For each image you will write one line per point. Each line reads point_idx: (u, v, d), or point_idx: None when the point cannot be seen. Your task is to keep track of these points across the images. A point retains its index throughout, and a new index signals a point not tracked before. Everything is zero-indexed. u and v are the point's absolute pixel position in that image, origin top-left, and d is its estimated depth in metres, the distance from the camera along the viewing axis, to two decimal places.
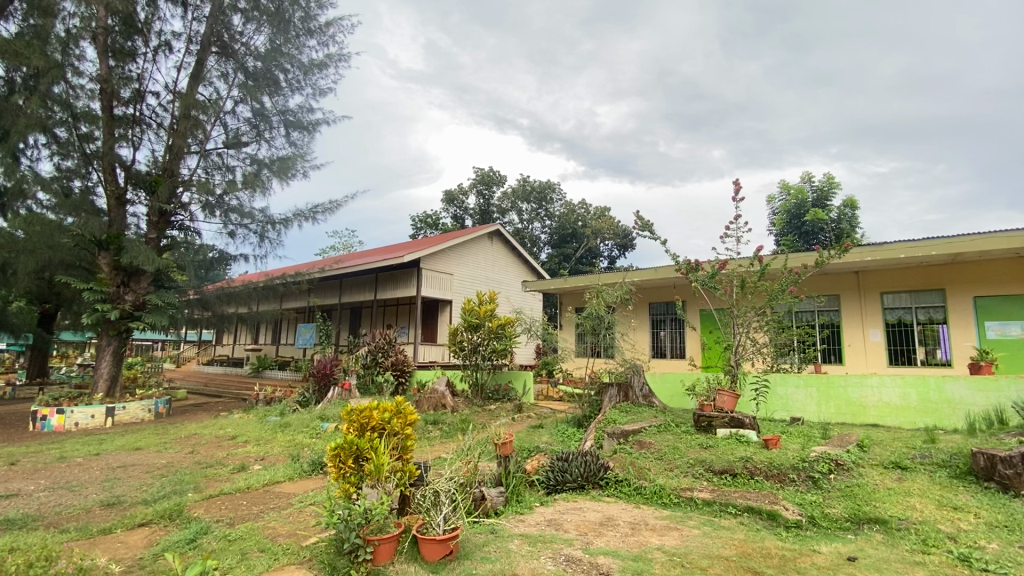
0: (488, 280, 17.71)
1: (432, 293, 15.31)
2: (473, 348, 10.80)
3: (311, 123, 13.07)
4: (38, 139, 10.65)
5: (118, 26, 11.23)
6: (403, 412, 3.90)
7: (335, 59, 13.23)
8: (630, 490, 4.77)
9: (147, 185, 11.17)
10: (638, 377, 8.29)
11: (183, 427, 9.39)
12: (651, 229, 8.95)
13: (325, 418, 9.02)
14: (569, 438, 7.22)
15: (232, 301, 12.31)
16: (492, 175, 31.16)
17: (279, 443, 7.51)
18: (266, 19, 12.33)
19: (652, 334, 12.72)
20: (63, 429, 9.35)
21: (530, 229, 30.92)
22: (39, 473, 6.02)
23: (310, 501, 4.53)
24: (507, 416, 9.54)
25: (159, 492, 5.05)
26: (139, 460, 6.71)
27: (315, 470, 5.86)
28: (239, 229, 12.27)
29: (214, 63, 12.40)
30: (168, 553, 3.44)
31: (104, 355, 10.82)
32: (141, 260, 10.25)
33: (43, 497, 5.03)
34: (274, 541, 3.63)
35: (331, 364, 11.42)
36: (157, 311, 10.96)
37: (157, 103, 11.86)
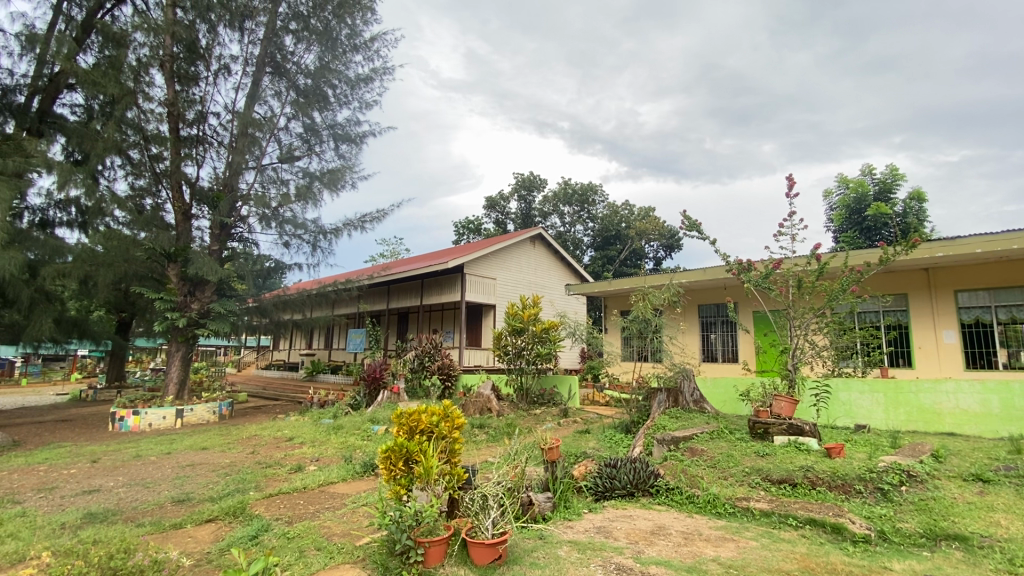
0: (531, 284, 17.73)
1: (476, 297, 15.49)
2: (517, 352, 10.78)
3: (359, 136, 13.56)
4: (114, 161, 11.51)
5: (182, 53, 12.09)
6: (450, 416, 3.94)
7: (380, 73, 13.63)
8: (682, 499, 4.62)
9: (210, 200, 11.88)
10: (688, 381, 8.10)
11: (244, 428, 9.90)
12: (699, 229, 8.70)
13: (375, 421, 9.26)
14: (617, 444, 7.09)
15: (287, 308, 12.89)
16: (533, 180, 31.31)
17: (333, 445, 7.77)
18: (316, 38, 12.96)
19: (702, 337, 12.35)
20: (138, 429, 10.05)
21: (572, 231, 30.78)
22: (119, 470, 6.50)
23: (362, 502, 4.67)
24: (553, 421, 9.49)
25: (224, 490, 5.34)
26: (206, 459, 7.14)
27: (367, 472, 6.03)
28: (293, 239, 12.76)
29: (268, 83, 13.06)
30: (233, 549, 3.62)
31: (173, 360, 11.57)
32: (205, 271, 10.94)
33: (122, 492, 5.42)
34: (329, 541, 3.75)
35: (380, 368, 11.70)
36: (220, 318, 11.64)
37: (218, 123, 12.59)
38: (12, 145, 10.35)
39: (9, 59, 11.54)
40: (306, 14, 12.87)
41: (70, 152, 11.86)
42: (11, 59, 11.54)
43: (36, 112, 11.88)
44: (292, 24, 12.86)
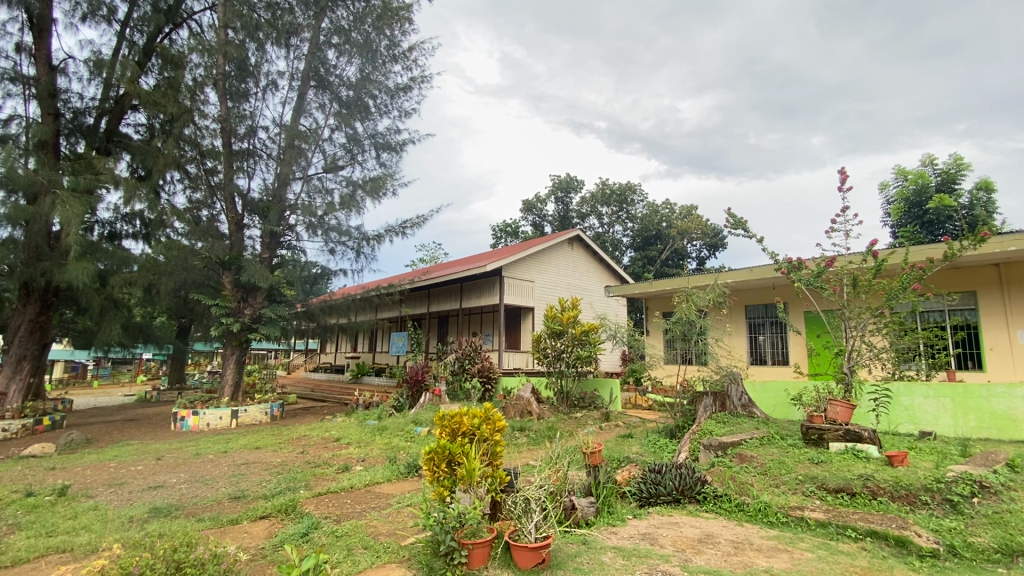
0: (570, 286, 17.64)
1: (514, 300, 15.53)
2: (557, 355, 10.71)
3: (399, 144, 13.92)
4: (173, 176, 12.25)
5: (234, 72, 12.68)
6: (491, 418, 3.96)
7: (419, 81, 13.94)
8: (732, 506, 4.46)
9: (261, 210, 12.44)
10: (736, 385, 7.82)
11: (294, 429, 10.28)
12: (745, 226, 8.42)
13: (418, 422, 9.43)
14: (661, 449, 6.94)
15: (333, 313, 13.29)
16: (570, 181, 31.17)
17: (378, 446, 7.97)
18: (357, 51, 13.39)
19: (750, 339, 11.93)
20: (197, 428, 10.61)
21: (611, 232, 30.44)
22: (181, 468, 6.88)
23: (407, 503, 4.76)
24: (594, 424, 9.39)
25: (276, 488, 5.56)
26: (259, 458, 7.46)
27: (411, 473, 6.13)
28: (338, 245, 13.09)
29: (312, 95, 13.58)
30: (286, 545, 3.76)
31: (229, 362, 12.17)
32: (257, 278, 11.47)
33: (184, 488, 5.74)
34: (376, 540, 3.84)
35: (422, 371, 11.88)
36: (270, 323, 12.16)
37: (267, 136, 13.11)
38: (84, 164, 11.17)
39: (80, 83, 12.47)
40: (347, 28, 13.34)
41: (134, 168, 12.70)
42: (83, 85, 12.49)
43: (104, 132, 12.79)
44: (334, 38, 13.34)
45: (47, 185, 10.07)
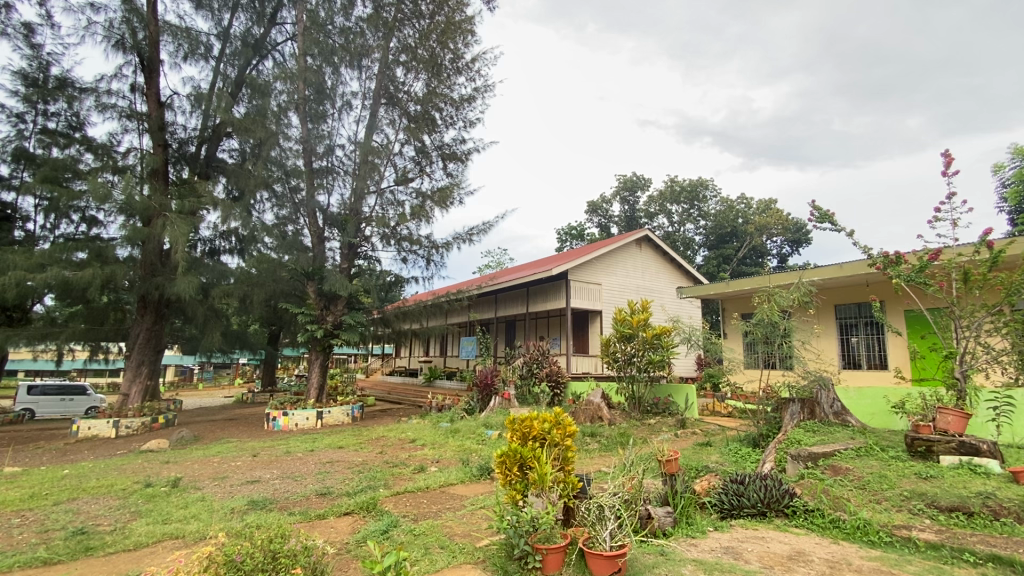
0: (639, 289, 17.19)
1: (582, 304, 15.36)
2: (627, 359, 10.44)
3: (464, 153, 14.30)
4: (263, 196, 13.33)
5: (313, 95, 13.48)
6: (562, 423, 3.93)
7: (482, 91, 14.24)
8: (825, 522, 4.11)
9: (339, 223, 13.23)
10: (827, 391, 7.26)
11: (373, 430, 10.77)
12: (832, 219, 7.82)
13: (489, 426, 9.58)
14: (743, 458, 6.57)
15: (406, 318, 13.99)
16: (636, 180, 30.46)
17: (451, 448, 8.18)
18: (423, 66, 14.02)
19: (841, 341, 11.03)
20: (287, 428, 11.42)
21: (682, 230, 29.41)
22: (274, 464, 7.45)
23: (480, 505, 4.83)
24: (669, 432, 9.06)
25: (358, 486, 5.86)
26: (342, 457, 7.90)
27: (483, 475, 6.23)
28: (410, 254, 13.72)
29: (383, 112, 14.29)
30: (368, 541, 3.95)
31: (314, 366, 12.99)
32: (338, 287, 12.20)
33: (276, 484, 6.20)
34: (451, 540, 3.94)
35: (492, 375, 12.06)
36: (350, 329, 12.87)
37: (343, 153, 13.91)
38: (188, 188, 12.44)
39: (184, 116, 13.90)
40: (413, 45, 14.01)
41: (230, 190, 13.96)
42: (186, 117, 13.95)
43: (204, 158, 14.19)
44: (402, 56, 14.09)
45: (159, 209, 11.30)
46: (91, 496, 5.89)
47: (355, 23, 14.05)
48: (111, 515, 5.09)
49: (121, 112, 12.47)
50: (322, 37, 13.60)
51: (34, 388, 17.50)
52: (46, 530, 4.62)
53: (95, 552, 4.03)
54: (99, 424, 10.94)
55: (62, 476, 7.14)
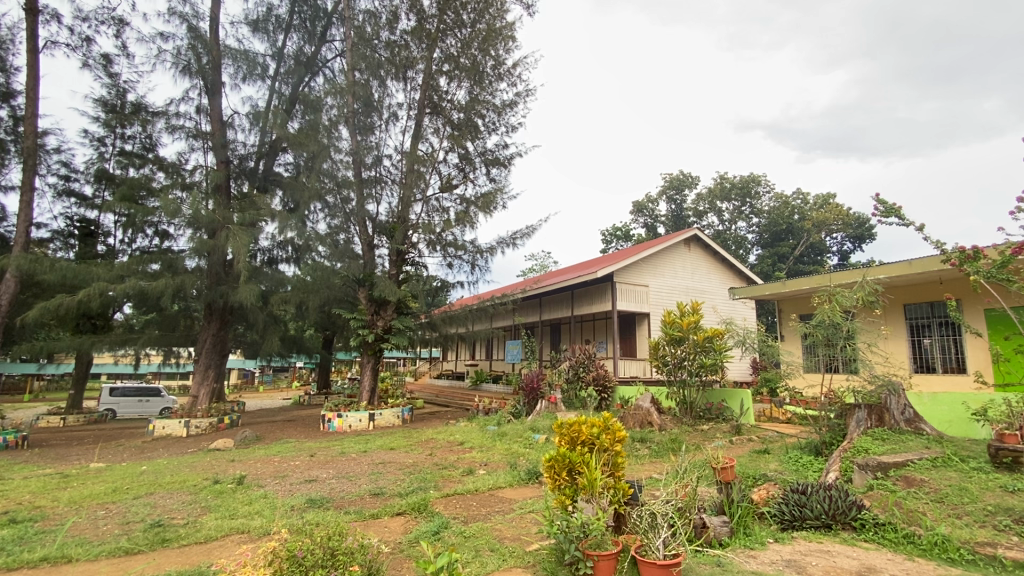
0: (689, 290, 16.71)
1: (628, 306, 15.09)
2: (677, 363, 10.18)
3: (507, 158, 14.43)
4: (316, 206, 13.64)
5: (361, 108, 13.99)
6: (610, 428, 3.88)
7: (523, 96, 14.34)
8: (898, 537, 3.85)
9: (387, 231, 13.62)
10: (897, 397, 6.79)
11: (422, 432, 11.00)
12: (899, 213, 7.34)
13: (536, 429, 9.57)
14: (804, 467, 6.25)
15: (453, 322, 14.20)
16: (683, 178, 29.71)
17: (499, 451, 8.23)
18: (465, 74, 14.28)
19: (912, 343, 10.32)
20: (341, 429, 11.85)
21: (733, 229, 28.43)
22: (330, 464, 7.73)
23: (530, 509, 4.84)
24: (724, 438, 8.75)
25: (410, 487, 6.00)
26: (394, 458, 8.11)
27: (532, 480, 6.22)
28: (455, 259, 13.97)
29: (427, 121, 14.62)
30: (421, 541, 4.04)
31: (366, 370, 13.41)
32: (387, 293, 12.55)
33: (333, 483, 6.44)
34: (501, 543, 3.96)
35: (538, 379, 12.06)
36: (399, 333, 13.22)
37: (391, 163, 14.33)
38: (248, 202, 13.13)
39: (244, 134, 14.73)
40: (456, 54, 14.29)
41: (286, 202, 14.65)
42: (245, 135, 14.78)
43: (262, 172, 15.01)
44: (445, 66, 14.39)
45: (222, 221, 12.00)
46: (166, 491, 6.32)
47: (400, 36, 14.49)
48: (184, 509, 5.45)
49: (188, 132, 13.36)
50: (369, 51, 14.09)
51: (115, 390, 19.04)
52: (128, 522, 5.00)
53: (171, 543, 4.32)
54: (172, 424, 11.74)
55: (140, 472, 7.69)
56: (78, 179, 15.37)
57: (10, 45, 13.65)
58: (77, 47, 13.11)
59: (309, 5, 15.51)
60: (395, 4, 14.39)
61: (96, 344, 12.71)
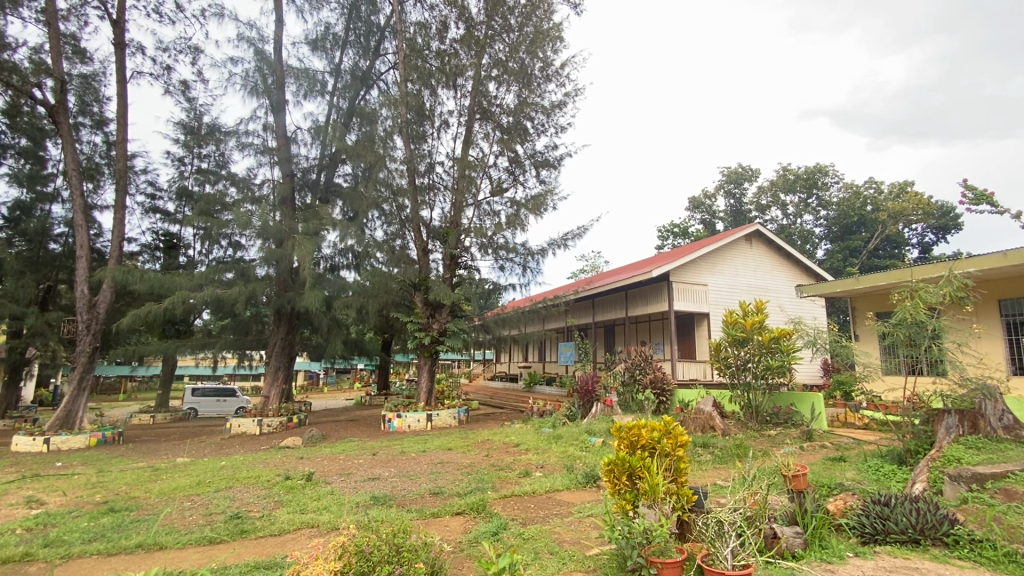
0: (751, 288, 15.99)
1: (685, 306, 14.62)
2: (741, 365, 9.75)
3: (557, 159, 14.41)
4: (374, 214, 14.11)
5: (414, 118, 14.38)
6: (672, 433, 3.78)
7: (572, 95, 14.28)
8: (999, 555, 3.49)
9: (441, 236, 13.93)
10: (994, 403, 6.24)
11: (478, 433, 11.14)
12: (991, 200, 6.72)
13: (592, 432, 9.45)
14: (886, 477, 5.81)
15: (506, 324, 14.33)
16: (742, 171, 28.49)
17: (554, 454, 8.19)
18: (514, 78, 14.39)
19: (1009, 342, 9.38)
20: (401, 429, 12.23)
21: (798, 223, 26.97)
22: (391, 463, 7.98)
23: (589, 513, 4.79)
24: (794, 444, 8.28)
25: (469, 487, 6.09)
26: (452, 458, 8.27)
27: (590, 483, 6.14)
28: (507, 262, 14.11)
29: (477, 127, 14.81)
30: (482, 541, 4.10)
31: (423, 371, 13.75)
32: (441, 296, 12.83)
33: (395, 482, 6.65)
34: (561, 546, 3.95)
35: (592, 381, 11.91)
36: (454, 336, 13.48)
37: (443, 169, 14.67)
38: (312, 212, 13.81)
39: (306, 148, 15.55)
40: (505, 59, 14.41)
41: (345, 211, 15.31)
42: (307, 149, 15.61)
43: (324, 183, 15.80)
44: (494, 71, 14.56)
45: (288, 231, 12.69)
46: (242, 485, 6.76)
47: (449, 45, 14.81)
48: (259, 503, 5.80)
49: (256, 149, 14.24)
50: (421, 62, 14.49)
51: (197, 390, 20.65)
52: (210, 513, 5.39)
53: (249, 534, 4.61)
54: (247, 422, 12.52)
55: (220, 467, 8.26)
56: (162, 197, 16.78)
57: (103, 77, 15.14)
58: (160, 75, 14.32)
59: (364, 21, 16.18)
60: (444, 14, 14.75)
61: (179, 348, 13.77)
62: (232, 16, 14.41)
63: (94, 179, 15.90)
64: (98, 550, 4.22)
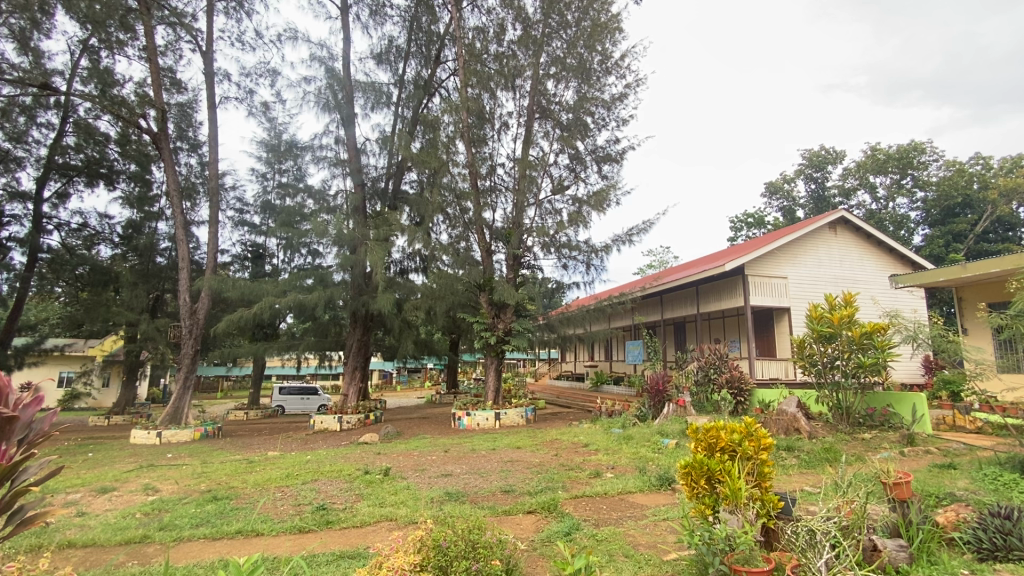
0: (837, 280, 14.84)
1: (763, 300, 13.81)
2: (828, 364, 9.08)
3: (619, 153, 14.14)
4: (439, 219, 14.50)
5: (475, 121, 14.60)
6: (754, 435, 3.57)
7: (634, 86, 13.93)
8: None
9: (504, 237, 14.07)
10: None
11: (546, 432, 11.14)
12: None
13: (665, 434, 9.15)
14: (1007, 487, 5.17)
15: (570, 323, 14.24)
16: (824, 153, 26.53)
17: (626, 455, 8.03)
18: (573, 74, 14.27)
19: None
20: (470, 427, 12.51)
21: (891, 206, 24.71)
22: (462, 460, 8.17)
23: (664, 516, 4.65)
24: (893, 449, 7.57)
25: (540, 487, 6.11)
26: (521, 457, 8.31)
27: (664, 485, 5.95)
28: (570, 260, 14.03)
29: (537, 126, 14.83)
30: (555, 541, 4.09)
31: (490, 370, 13.95)
32: (506, 296, 12.95)
33: (467, 478, 6.80)
34: (636, 549, 3.87)
35: (663, 381, 11.54)
36: (519, 335, 13.57)
37: (504, 171, 14.84)
38: (382, 219, 14.34)
39: (375, 158, 16.29)
40: (563, 56, 14.34)
41: (413, 216, 15.85)
42: (376, 159, 16.37)
43: (392, 191, 16.47)
44: (552, 69, 14.52)
45: (361, 238, 13.32)
46: (326, 478, 7.19)
47: (507, 47, 14.99)
48: (342, 496, 6.14)
49: (330, 162, 15.12)
50: (480, 66, 14.68)
51: (283, 389, 22.25)
52: (300, 503, 5.79)
53: (334, 525, 4.89)
54: (328, 419, 13.27)
55: (306, 461, 8.85)
56: (249, 212, 18.23)
57: (196, 105, 16.65)
58: (244, 99, 15.56)
59: (424, 31, 16.69)
60: (501, 17, 14.94)
61: (267, 349, 14.86)
62: (305, 38, 15.41)
63: (192, 198, 17.58)
64: (204, 534, 4.66)
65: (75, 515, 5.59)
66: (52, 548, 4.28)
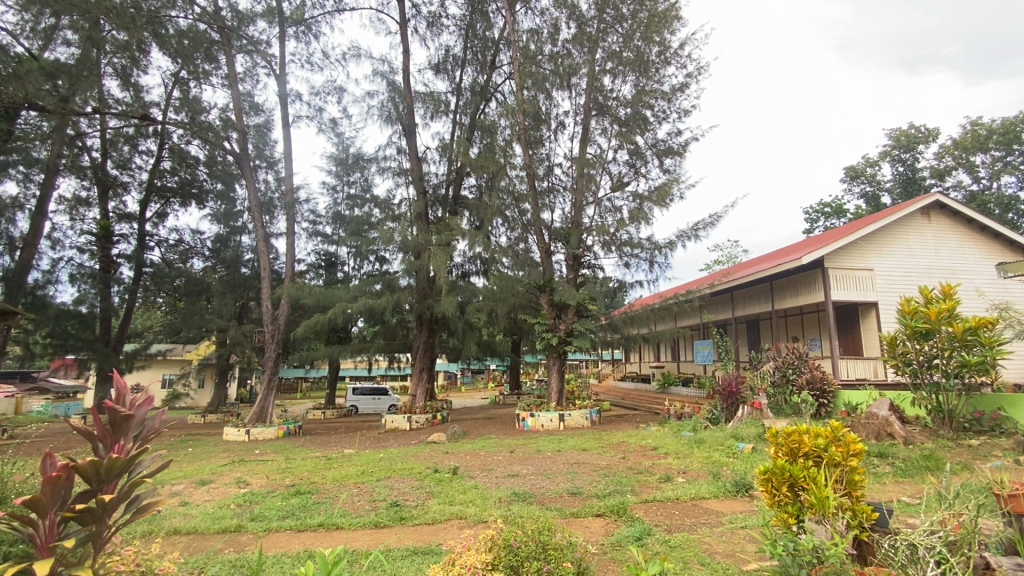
0: (933, 270, 13.52)
1: (846, 294, 12.84)
2: (925, 363, 8.31)
3: (681, 145, 13.68)
4: (498, 222, 14.70)
5: (532, 123, 14.59)
6: (842, 440, 3.34)
7: (695, 75, 13.44)
8: None
9: (563, 237, 13.99)
10: None
11: (613, 434, 10.95)
12: None
13: (739, 437, 8.73)
14: None
15: (634, 323, 13.93)
16: (914, 131, 24.22)
17: (698, 459, 7.75)
18: (630, 68, 13.97)
19: None
20: (535, 428, 12.62)
21: (997, 186, 22.13)
22: (528, 461, 8.21)
23: (741, 524, 4.45)
24: (1007, 457, 6.76)
25: (608, 490, 6.02)
26: (587, 459, 8.23)
27: (741, 493, 5.69)
28: (632, 258, 13.76)
29: (594, 123, 14.63)
30: (626, 545, 4.03)
31: (552, 371, 13.90)
32: (567, 296, 12.89)
33: (533, 479, 6.82)
34: (712, 558, 3.73)
35: (736, 381, 11.00)
36: (581, 336, 13.42)
37: (561, 171, 14.77)
38: (443, 224, 14.71)
39: (435, 164, 16.75)
40: (619, 50, 14.10)
41: (473, 220, 16.18)
42: (436, 166, 16.86)
43: (452, 197, 16.89)
44: (609, 64, 14.29)
45: (424, 244, 13.71)
46: (398, 476, 7.48)
47: (562, 46, 14.94)
48: (414, 493, 6.36)
49: (393, 171, 15.75)
50: (535, 67, 14.68)
51: (356, 389, 23.39)
52: (375, 499, 6.07)
53: (407, 521, 5.08)
54: (399, 419, 13.81)
55: (379, 458, 9.24)
56: (321, 222, 19.31)
57: (271, 124, 17.82)
58: (315, 117, 16.57)
59: (480, 38, 16.98)
60: (556, 17, 14.92)
61: (341, 353, 15.69)
62: (367, 55, 16.18)
63: (270, 212, 18.92)
64: (290, 526, 4.99)
65: (179, 504, 6.19)
66: (161, 535, 4.76)
